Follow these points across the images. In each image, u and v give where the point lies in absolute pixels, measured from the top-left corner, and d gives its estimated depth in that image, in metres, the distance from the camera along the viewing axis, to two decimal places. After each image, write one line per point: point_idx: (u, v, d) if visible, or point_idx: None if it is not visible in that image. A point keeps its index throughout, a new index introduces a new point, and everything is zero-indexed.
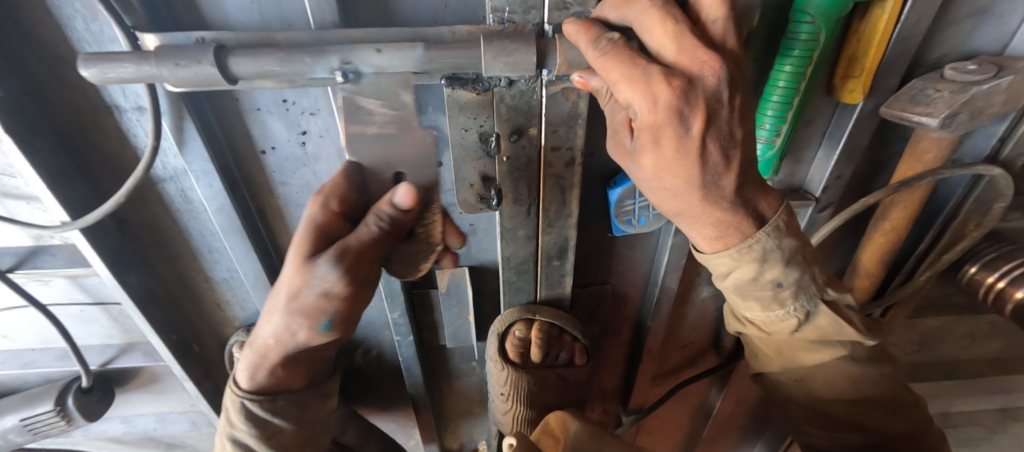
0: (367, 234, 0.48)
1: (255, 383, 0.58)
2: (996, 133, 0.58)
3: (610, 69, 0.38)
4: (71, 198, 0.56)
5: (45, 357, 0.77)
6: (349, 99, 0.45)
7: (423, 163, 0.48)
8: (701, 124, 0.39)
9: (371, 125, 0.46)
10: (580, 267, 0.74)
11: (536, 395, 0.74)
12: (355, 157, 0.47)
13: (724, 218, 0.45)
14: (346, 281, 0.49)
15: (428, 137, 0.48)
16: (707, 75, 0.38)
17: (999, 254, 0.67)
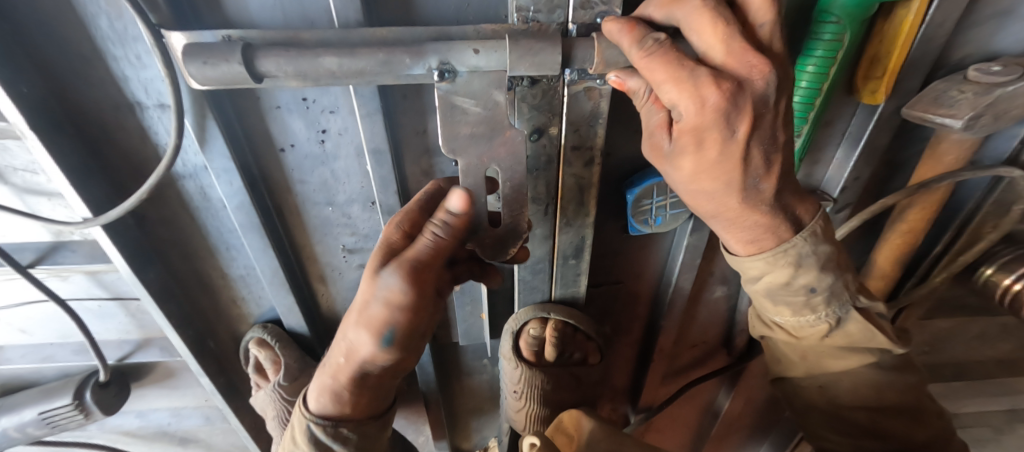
0: (429, 242, 0.47)
1: (323, 407, 0.58)
2: (1017, 135, 0.58)
3: (656, 70, 0.38)
4: (92, 195, 0.57)
5: (63, 351, 0.77)
6: (445, 99, 0.45)
7: (514, 163, 0.48)
8: (747, 128, 0.39)
9: (465, 124, 0.46)
10: (595, 266, 0.74)
11: (551, 393, 0.73)
12: (450, 154, 0.47)
13: (762, 222, 0.46)
14: (411, 292, 0.47)
15: (519, 137, 0.47)
16: (757, 79, 0.38)
17: (1015, 256, 0.67)
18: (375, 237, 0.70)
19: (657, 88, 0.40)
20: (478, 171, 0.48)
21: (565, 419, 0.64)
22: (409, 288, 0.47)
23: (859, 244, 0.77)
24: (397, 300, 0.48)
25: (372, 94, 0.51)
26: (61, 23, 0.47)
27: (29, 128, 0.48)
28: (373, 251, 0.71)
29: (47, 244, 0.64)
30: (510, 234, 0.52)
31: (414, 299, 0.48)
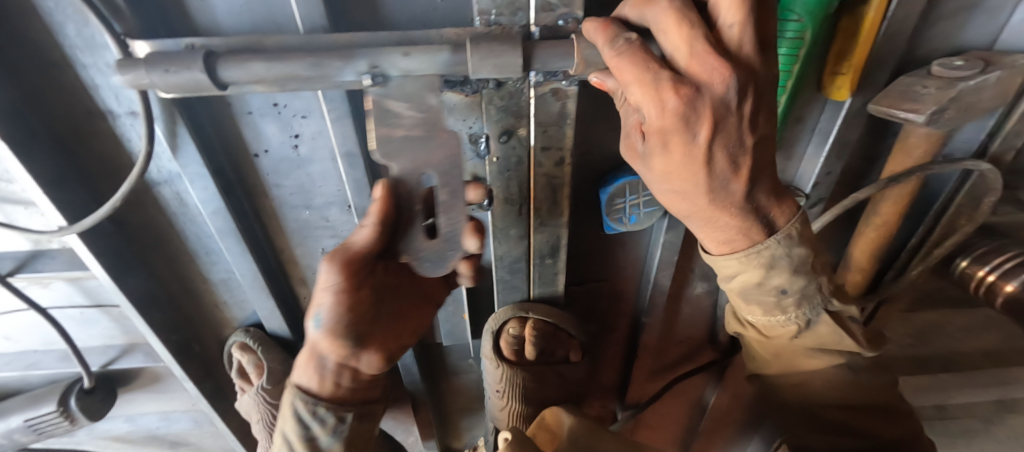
0: (359, 235, 0.50)
1: (304, 381, 0.58)
2: (985, 127, 0.59)
3: (624, 70, 0.38)
4: (69, 203, 0.57)
5: (48, 358, 0.78)
6: (378, 103, 0.44)
7: (451, 167, 0.44)
8: (707, 133, 0.39)
9: (398, 127, 0.44)
10: (574, 266, 0.74)
11: (533, 392, 0.74)
12: (383, 159, 0.43)
13: (733, 222, 0.47)
14: (336, 278, 0.52)
15: (455, 139, 0.43)
16: (719, 84, 0.38)
17: (990, 248, 0.68)
18: None
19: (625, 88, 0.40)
20: (414, 176, 0.45)
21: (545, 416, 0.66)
22: (334, 275, 0.52)
23: (837, 238, 0.77)
24: (323, 286, 0.52)
25: (341, 98, 0.51)
26: (29, 32, 0.47)
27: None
28: None
29: (26, 252, 0.64)
30: (450, 240, 0.47)
31: (339, 287, 0.52)
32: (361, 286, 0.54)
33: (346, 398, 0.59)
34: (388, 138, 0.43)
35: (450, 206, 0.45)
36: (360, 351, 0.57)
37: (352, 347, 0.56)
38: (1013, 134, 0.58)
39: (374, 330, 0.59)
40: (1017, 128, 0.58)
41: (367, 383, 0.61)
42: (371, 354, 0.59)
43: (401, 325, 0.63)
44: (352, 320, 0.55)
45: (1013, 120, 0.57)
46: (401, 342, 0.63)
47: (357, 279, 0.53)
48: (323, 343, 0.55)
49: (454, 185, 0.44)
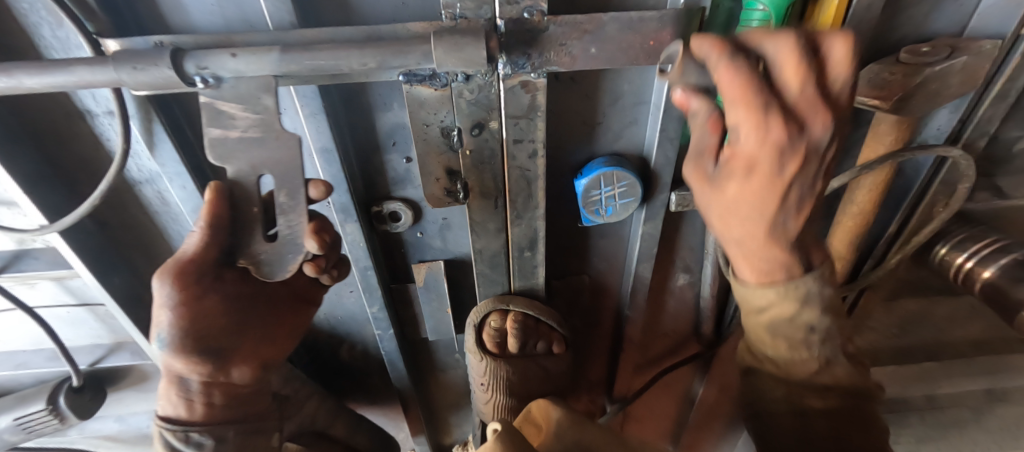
0: (190, 244, 0.47)
1: (169, 411, 0.53)
2: (956, 113, 0.59)
3: (731, 94, 0.33)
4: (49, 203, 0.58)
5: (38, 358, 0.79)
6: (210, 105, 0.44)
7: (290, 168, 0.44)
8: (794, 169, 0.36)
9: (232, 129, 0.44)
10: (555, 259, 0.75)
11: (517, 384, 0.73)
12: (218, 162, 0.44)
13: (783, 258, 0.45)
14: (168, 294, 0.46)
15: (293, 140, 0.43)
16: (823, 128, 0.35)
17: (968, 234, 0.68)
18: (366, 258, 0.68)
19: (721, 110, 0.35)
20: (251, 178, 0.44)
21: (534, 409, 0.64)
22: (166, 291, 0.46)
23: (821, 229, 0.77)
24: (158, 305, 0.47)
25: (313, 95, 0.51)
26: (6, 34, 0.48)
27: None
28: None
29: (10, 252, 0.65)
30: (286, 249, 0.46)
31: (177, 303, 0.47)
32: (209, 299, 0.49)
33: (218, 421, 0.55)
34: (220, 140, 0.43)
35: (286, 209, 0.44)
36: (224, 366, 0.53)
37: (210, 365, 0.51)
38: (985, 120, 0.59)
39: (237, 342, 0.53)
40: (989, 115, 0.58)
41: (242, 397, 0.57)
42: (237, 369, 0.55)
43: (274, 330, 0.58)
44: (201, 336, 0.49)
45: (985, 105, 0.58)
46: (279, 347, 0.60)
47: (200, 293, 0.48)
48: (176, 364, 0.50)
49: (290, 184, 0.44)
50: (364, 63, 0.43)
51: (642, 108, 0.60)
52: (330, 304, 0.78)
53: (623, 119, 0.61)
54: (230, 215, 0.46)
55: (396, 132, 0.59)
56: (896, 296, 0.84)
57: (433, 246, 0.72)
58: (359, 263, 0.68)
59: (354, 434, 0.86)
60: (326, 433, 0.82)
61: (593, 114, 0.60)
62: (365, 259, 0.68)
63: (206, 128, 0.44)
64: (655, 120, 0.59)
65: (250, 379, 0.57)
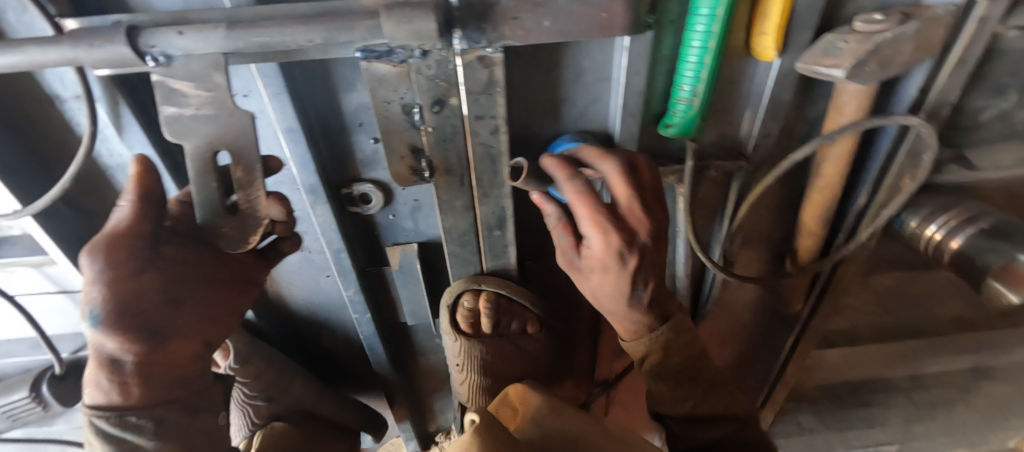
0: (119, 217, 0.45)
1: (98, 398, 0.48)
2: (916, 83, 0.58)
3: (579, 207, 0.51)
4: (21, 188, 0.59)
5: (22, 347, 0.80)
6: (162, 83, 0.44)
7: (247, 140, 0.46)
8: (635, 261, 0.53)
9: (187, 107, 0.45)
10: (527, 239, 0.77)
11: (491, 364, 0.76)
12: (174, 138, 0.45)
13: (637, 328, 0.61)
14: (100, 267, 0.43)
15: (245, 117, 0.45)
16: (644, 232, 0.53)
17: (937, 207, 0.68)
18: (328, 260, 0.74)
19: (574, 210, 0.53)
20: (205, 154, 0.46)
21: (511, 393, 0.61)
22: (97, 266, 0.43)
23: (793, 206, 0.77)
24: (89, 281, 0.43)
25: (274, 74, 0.52)
26: None
27: None
28: (309, 234, 0.71)
29: None
30: (247, 219, 0.49)
31: (116, 275, 0.44)
32: (148, 274, 0.46)
33: (155, 405, 0.50)
34: (174, 118, 0.44)
35: (246, 186, 0.47)
36: (163, 347, 0.49)
37: (150, 347, 0.47)
38: (947, 88, 0.58)
39: (178, 323, 0.50)
40: (949, 83, 0.57)
41: (186, 378, 0.53)
42: (176, 351, 0.50)
43: (215, 308, 0.55)
44: (142, 314, 0.46)
45: (942, 77, 0.57)
46: (222, 328, 0.56)
47: (138, 269, 0.45)
48: (109, 344, 0.45)
49: (246, 161, 0.46)
50: (309, 39, 0.44)
51: (605, 84, 0.60)
52: (307, 289, 0.79)
53: (586, 95, 0.61)
54: (162, 191, 0.47)
55: (362, 112, 0.59)
56: (871, 272, 0.84)
57: (406, 228, 0.73)
58: (332, 246, 0.69)
59: (342, 411, 0.90)
60: (313, 411, 0.85)
61: (557, 91, 0.61)
62: (338, 241, 0.68)
63: (161, 106, 0.45)
64: (617, 95, 0.59)
65: (192, 359, 0.53)
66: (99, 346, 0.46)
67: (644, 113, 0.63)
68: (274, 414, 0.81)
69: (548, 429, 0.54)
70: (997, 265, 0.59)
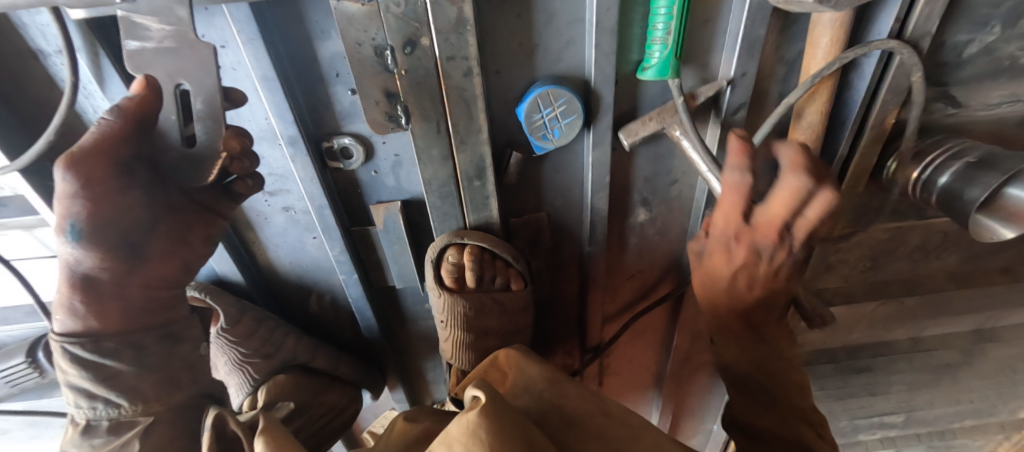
0: (91, 135, 0.45)
1: (69, 324, 0.52)
2: (892, 13, 0.57)
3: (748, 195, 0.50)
4: (11, 145, 0.61)
5: (17, 315, 0.84)
6: (126, 19, 0.45)
7: (203, 77, 0.45)
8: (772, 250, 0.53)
9: (148, 40, 0.45)
10: (510, 195, 0.77)
11: (474, 319, 0.78)
12: (136, 72, 0.46)
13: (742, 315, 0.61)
14: (73, 183, 0.45)
15: (206, 50, 0.45)
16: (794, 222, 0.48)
17: (926, 146, 0.67)
18: (308, 214, 0.75)
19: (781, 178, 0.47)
20: (167, 87, 0.46)
21: (500, 357, 0.60)
22: (75, 181, 0.45)
23: None
24: (62, 196, 0.45)
25: (248, 19, 0.53)
26: None
27: None
28: (292, 193, 0.72)
29: None
30: (201, 155, 0.49)
31: (94, 192, 0.46)
32: (126, 193, 0.49)
33: (128, 330, 0.55)
34: (137, 51, 0.45)
35: (201, 118, 0.46)
36: (140, 266, 0.53)
37: (123, 266, 0.52)
38: (925, 18, 0.57)
39: (153, 245, 0.53)
40: (926, 12, 0.56)
41: (160, 304, 0.58)
42: (151, 272, 0.55)
43: (189, 233, 0.57)
44: (116, 234, 0.50)
45: (919, 4, 0.56)
46: (198, 250, 0.59)
47: (118, 188, 0.48)
48: (85, 262, 0.49)
49: (207, 93, 0.46)
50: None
51: (579, 25, 0.60)
52: (292, 252, 0.80)
53: (560, 39, 0.61)
54: (155, 116, 0.47)
55: (336, 61, 0.59)
56: (862, 223, 0.83)
57: (388, 186, 0.73)
58: (315, 202, 0.70)
59: (337, 365, 0.90)
60: (310, 366, 0.87)
61: (528, 34, 0.60)
62: (321, 197, 0.69)
63: (124, 40, 0.45)
64: (590, 36, 0.58)
65: (174, 278, 0.58)
66: (71, 265, 0.49)
67: (620, 56, 0.62)
68: (272, 370, 0.83)
69: (545, 403, 0.52)
70: (980, 196, 0.57)
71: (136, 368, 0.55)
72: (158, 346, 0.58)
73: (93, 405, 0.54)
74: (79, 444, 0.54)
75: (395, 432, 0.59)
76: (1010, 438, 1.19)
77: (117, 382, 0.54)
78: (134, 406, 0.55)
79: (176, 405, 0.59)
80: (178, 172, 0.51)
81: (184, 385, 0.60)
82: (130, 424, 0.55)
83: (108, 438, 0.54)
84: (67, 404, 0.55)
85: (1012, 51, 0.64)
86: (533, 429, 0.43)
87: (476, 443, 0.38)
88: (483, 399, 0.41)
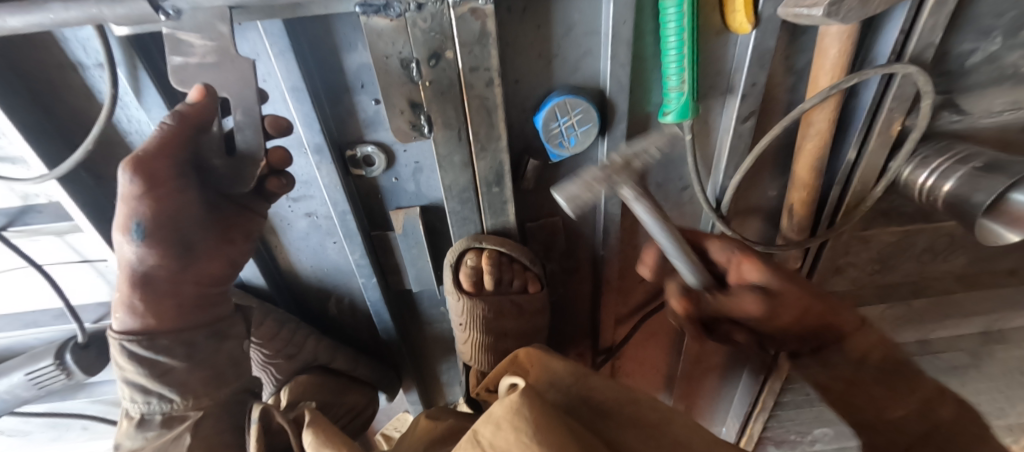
0: (152, 137, 0.48)
1: (128, 323, 0.56)
2: (898, 25, 0.59)
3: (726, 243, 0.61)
4: (50, 154, 0.63)
5: (45, 318, 0.87)
6: (170, 36, 0.47)
7: (245, 90, 0.49)
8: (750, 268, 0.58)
9: (192, 56, 0.48)
10: (526, 200, 0.79)
11: (492, 321, 0.80)
12: (182, 87, 0.49)
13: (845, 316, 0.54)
14: (138, 185, 0.48)
15: (246, 64, 0.48)
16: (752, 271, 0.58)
17: (932, 151, 0.69)
18: (331, 219, 0.77)
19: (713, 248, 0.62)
20: (207, 98, 0.48)
21: (520, 355, 0.62)
22: (141, 182, 0.47)
23: (781, 164, 0.80)
24: (130, 195, 0.48)
25: (280, 33, 0.55)
26: None
27: None
28: (315, 199, 0.74)
29: (16, 208, 0.71)
30: (243, 161, 0.54)
31: (159, 193, 0.49)
32: (186, 194, 0.52)
33: (180, 328, 0.58)
34: (183, 67, 0.48)
35: (243, 128, 0.51)
36: (191, 264, 0.56)
37: (179, 266, 0.54)
38: (930, 30, 0.59)
39: (204, 242, 0.56)
40: (930, 23, 0.58)
41: (209, 300, 0.61)
42: (202, 271, 0.58)
43: (231, 231, 0.59)
44: (174, 235, 0.52)
45: (925, 14, 0.57)
46: (239, 247, 0.61)
47: (178, 188, 0.51)
48: (146, 261, 0.52)
49: (250, 108, 0.50)
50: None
51: (594, 37, 0.62)
52: (313, 256, 0.82)
53: (577, 50, 0.63)
54: (208, 122, 0.49)
55: (363, 72, 0.62)
56: (868, 225, 0.85)
57: (408, 191, 0.75)
58: (338, 207, 0.72)
59: (356, 366, 0.92)
60: (330, 366, 0.89)
61: (546, 45, 0.62)
62: (343, 202, 0.71)
63: (169, 55, 0.48)
64: (606, 47, 0.61)
65: (221, 275, 0.61)
66: (132, 265, 0.52)
67: (635, 66, 0.64)
68: (294, 370, 0.85)
69: (574, 397, 0.54)
70: (988, 200, 0.58)
71: (188, 364, 0.58)
72: (206, 344, 0.60)
73: (148, 400, 0.58)
74: (134, 436, 0.58)
75: (419, 430, 0.61)
76: (1018, 440, 1.20)
77: (170, 377, 0.57)
78: (186, 401, 0.59)
79: (222, 400, 0.63)
80: (227, 173, 0.55)
81: (230, 382, 0.63)
82: (182, 418, 0.59)
83: (161, 430, 0.58)
84: (122, 398, 0.59)
85: (1014, 60, 0.66)
86: (576, 427, 0.43)
87: (520, 420, 0.40)
88: (525, 384, 0.43)
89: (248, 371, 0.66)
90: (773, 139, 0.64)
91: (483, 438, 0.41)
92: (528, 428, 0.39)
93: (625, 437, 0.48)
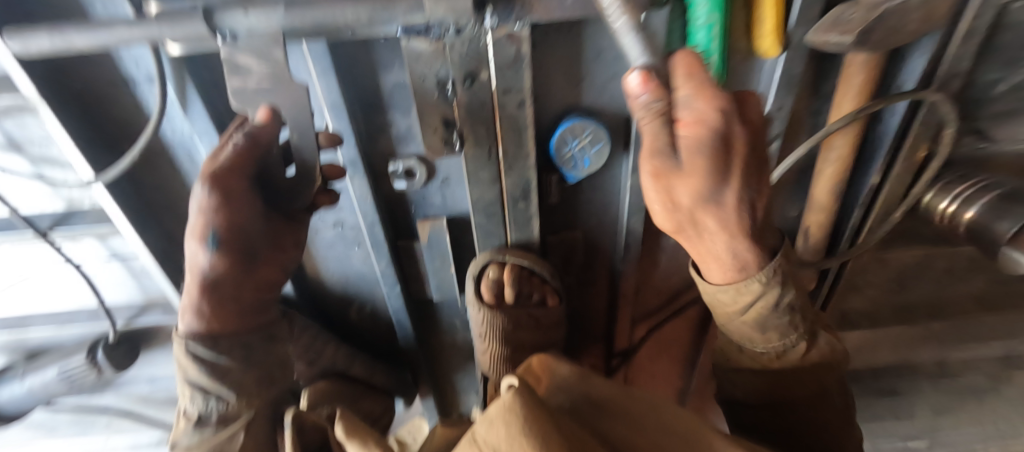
0: (224, 153, 0.53)
1: (193, 325, 0.59)
2: (924, 55, 0.60)
3: (687, 79, 0.43)
4: (100, 163, 0.66)
5: (79, 316, 0.90)
6: (228, 58, 0.50)
7: (300, 112, 0.52)
8: (704, 101, 0.43)
9: (249, 79, 0.51)
10: (549, 214, 0.81)
11: (511, 333, 0.81)
12: (240, 108, 0.52)
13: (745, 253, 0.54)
14: (214, 197, 0.53)
15: (301, 89, 0.51)
16: (716, 108, 0.43)
17: (952, 179, 0.70)
18: (357, 229, 0.79)
19: (676, 100, 0.45)
20: (273, 124, 0.53)
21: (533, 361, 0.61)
22: (215, 194, 0.52)
23: (800, 187, 0.81)
24: (204, 206, 0.53)
25: (324, 53, 0.56)
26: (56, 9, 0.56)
27: (41, 99, 0.56)
28: (345, 210, 0.76)
29: (61, 212, 0.75)
30: (302, 181, 0.57)
31: (227, 205, 0.54)
32: (251, 205, 0.56)
33: (239, 331, 0.62)
34: (241, 90, 0.50)
35: (301, 149, 0.54)
36: (252, 270, 0.60)
37: (243, 269, 0.59)
38: (956, 60, 0.60)
39: (263, 253, 0.61)
40: (957, 53, 0.59)
41: (263, 305, 0.65)
42: (261, 276, 0.62)
43: (281, 239, 0.62)
44: (241, 243, 0.57)
45: (952, 45, 0.58)
46: (289, 257, 0.65)
47: (245, 200, 0.55)
48: (216, 267, 0.57)
49: (304, 128, 0.53)
50: (357, 16, 0.49)
51: (623, 60, 0.64)
52: (339, 263, 0.85)
53: (606, 72, 0.65)
54: (274, 140, 0.54)
55: (398, 90, 0.64)
56: (888, 247, 0.86)
57: (434, 204, 0.77)
58: (367, 218, 0.74)
59: (374, 373, 0.95)
60: (347, 374, 0.91)
61: (576, 67, 0.64)
62: (372, 213, 0.73)
63: (227, 79, 0.51)
64: None
65: (275, 280, 0.65)
66: (202, 270, 0.56)
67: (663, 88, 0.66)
68: (314, 376, 0.87)
69: (577, 397, 0.54)
70: (1010, 230, 0.59)
71: (243, 364, 0.61)
72: (261, 346, 0.64)
73: (206, 399, 0.60)
74: (191, 434, 0.60)
75: (438, 437, 0.62)
76: None
77: (229, 377, 0.60)
78: (239, 401, 0.60)
79: (269, 400, 0.65)
80: (285, 191, 0.59)
81: (277, 382, 0.66)
82: (234, 417, 0.61)
83: (216, 429, 0.60)
84: (182, 396, 0.61)
85: None
86: (570, 426, 0.44)
87: (513, 418, 0.41)
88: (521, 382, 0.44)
89: (292, 374, 0.69)
90: (787, 168, 0.67)
91: (480, 435, 0.42)
92: (519, 424, 0.40)
93: (615, 435, 0.49)
